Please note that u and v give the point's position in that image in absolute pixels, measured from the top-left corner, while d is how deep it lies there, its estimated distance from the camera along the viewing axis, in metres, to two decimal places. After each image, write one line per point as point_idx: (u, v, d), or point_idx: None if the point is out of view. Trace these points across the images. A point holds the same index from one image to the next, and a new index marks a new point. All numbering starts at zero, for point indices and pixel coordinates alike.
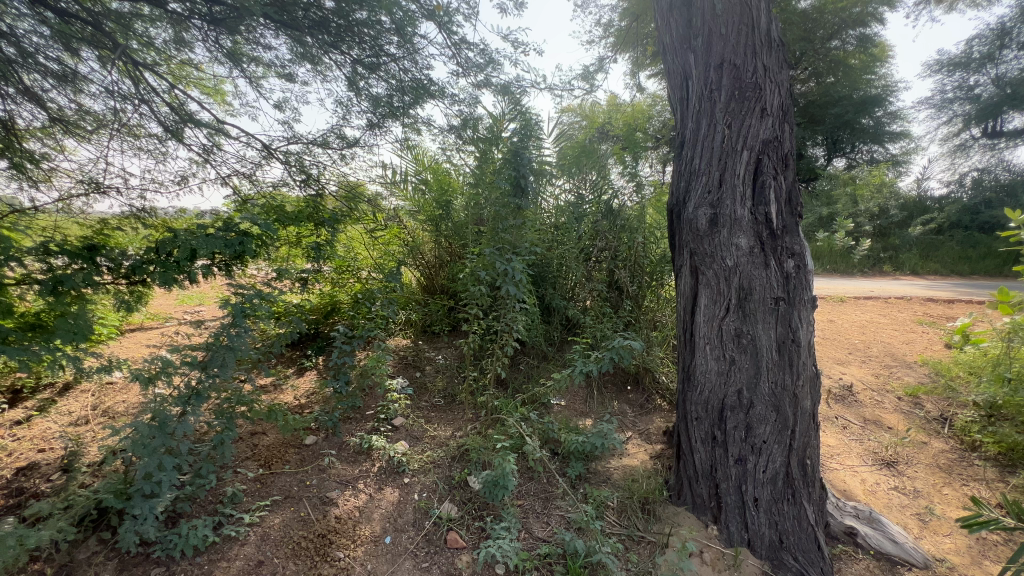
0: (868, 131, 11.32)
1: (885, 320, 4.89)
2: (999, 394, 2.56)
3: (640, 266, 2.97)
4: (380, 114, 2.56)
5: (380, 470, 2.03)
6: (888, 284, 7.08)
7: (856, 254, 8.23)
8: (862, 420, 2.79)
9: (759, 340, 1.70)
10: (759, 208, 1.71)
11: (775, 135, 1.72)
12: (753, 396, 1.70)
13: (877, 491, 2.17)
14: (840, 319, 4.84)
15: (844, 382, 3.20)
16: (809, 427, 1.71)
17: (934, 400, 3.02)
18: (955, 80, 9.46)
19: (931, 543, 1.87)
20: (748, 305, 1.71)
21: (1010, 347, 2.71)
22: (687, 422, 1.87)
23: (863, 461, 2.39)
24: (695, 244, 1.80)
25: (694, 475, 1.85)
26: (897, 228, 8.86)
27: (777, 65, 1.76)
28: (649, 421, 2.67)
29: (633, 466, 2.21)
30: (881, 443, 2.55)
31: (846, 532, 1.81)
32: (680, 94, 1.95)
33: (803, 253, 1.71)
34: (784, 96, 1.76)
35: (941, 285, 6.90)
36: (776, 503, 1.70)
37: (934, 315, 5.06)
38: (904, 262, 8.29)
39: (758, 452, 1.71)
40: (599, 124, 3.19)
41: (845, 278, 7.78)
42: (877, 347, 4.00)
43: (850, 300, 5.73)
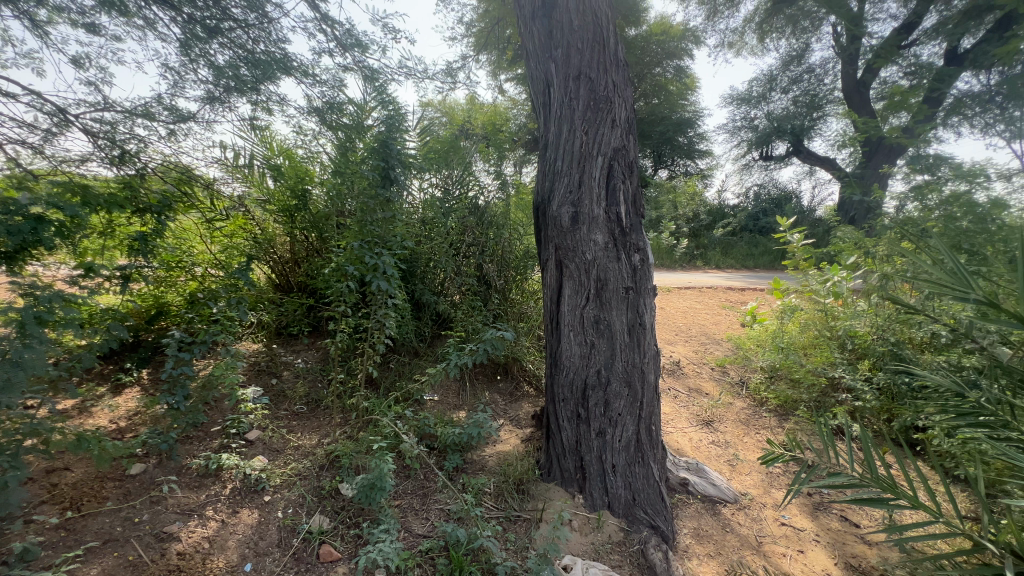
0: (684, 149, 13.49)
1: (700, 305, 5.93)
2: (776, 359, 3.31)
3: (506, 261, 3.12)
4: (224, 87, 2.24)
5: (233, 492, 1.81)
6: (701, 276, 8.58)
7: (678, 252, 9.79)
8: (687, 389, 3.35)
9: (613, 324, 1.92)
10: (612, 208, 1.92)
11: (623, 144, 1.95)
12: (609, 375, 1.92)
13: (701, 446, 2.62)
14: (668, 306, 5.71)
15: (673, 358, 3.80)
16: (653, 397, 1.99)
17: (735, 368, 3.75)
18: (741, 112, 11.82)
19: (739, 481, 2.34)
20: (605, 294, 1.92)
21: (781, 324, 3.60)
22: (555, 403, 2.03)
23: (690, 423, 2.88)
24: (559, 240, 1.96)
25: (562, 451, 2.02)
26: (705, 230, 10.76)
27: (623, 82, 2.00)
28: (519, 407, 2.83)
29: (506, 451, 2.32)
30: (702, 407, 3.09)
31: (681, 483, 2.16)
32: (544, 99, 2.10)
33: (647, 248, 1.97)
34: (630, 111, 2.00)
35: (736, 276, 8.61)
36: (630, 467, 1.94)
37: (732, 300, 6.28)
38: (710, 259, 10.11)
39: (614, 424, 1.92)
40: (460, 122, 3.29)
41: (670, 271, 9.19)
42: (695, 328, 4.83)
43: (674, 290, 6.80)
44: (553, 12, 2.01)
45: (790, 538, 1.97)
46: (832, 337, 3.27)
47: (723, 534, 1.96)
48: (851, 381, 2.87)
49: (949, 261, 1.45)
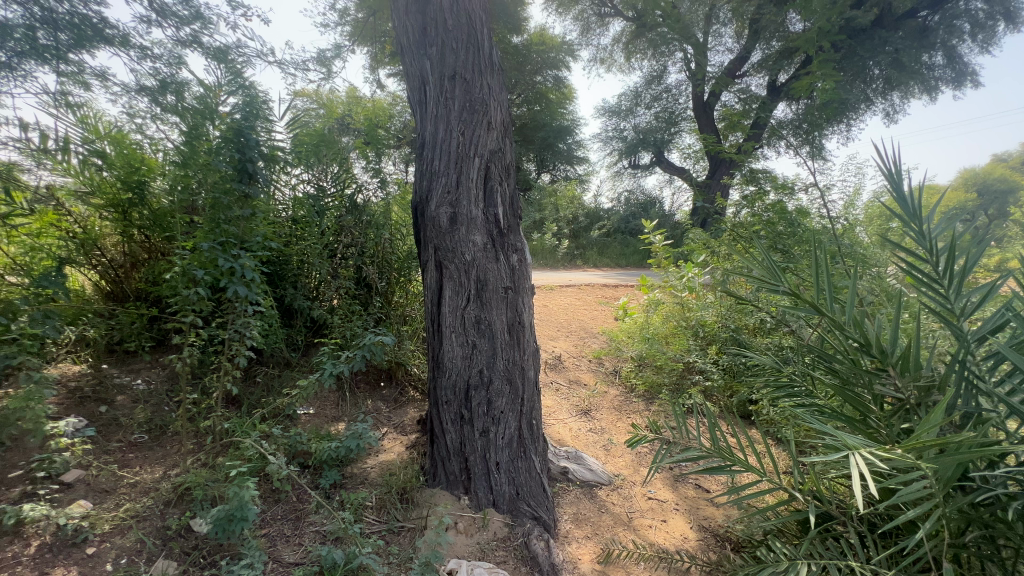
0: (564, 154, 14.29)
1: (579, 302, 6.33)
2: (643, 349, 3.66)
3: (388, 262, 3.00)
4: (14, 51, 1.81)
5: (42, 549, 1.48)
6: (580, 274, 9.18)
7: (560, 252, 10.36)
8: (568, 382, 3.56)
9: (494, 324, 1.94)
10: (490, 209, 1.95)
11: (499, 147, 1.99)
12: (491, 374, 1.94)
13: (580, 435, 2.79)
14: (551, 303, 6.00)
15: (555, 353, 4.01)
16: (534, 392, 2.06)
17: (610, 359, 4.07)
18: (613, 123, 12.91)
19: (612, 464, 2.53)
20: (485, 294, 1.94)
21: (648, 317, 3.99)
22: (439, 406, 2.01)
23: (570, 414, 3.05)
24: (438, 240, 1.94)
25: (447, 454, 2.01)
26: (584, 231, 11.52)
27: (499, 86, 2.04)
28: (404, 413, 2.74)
29: (389, 461, 2.23)
30: (580, 397, 3.30)
31: (561, 472, 2.27)
32: (420, 98, 2.06)
33: (524, 248, 2.04)
34: (505, 115, 2.05)
35: (611, 274, 9.37)
36: (513, 462, 1.98)
37: (607, 296, 6.83)
38: (589, 258, 10.87)
39: (497, 422, 1.95)
40: (337, 115, 3.07)
41: (553, 270, 9.68)
42: (575, 323, 5.15)
43: (557, 288, 7.18)
44: (427, 9, 1.97)
45: (655, 510, 2.18)
46: (687, 326, 3.71)
47: (599, 515, 2.11)
48: (702, 364, 3.28)
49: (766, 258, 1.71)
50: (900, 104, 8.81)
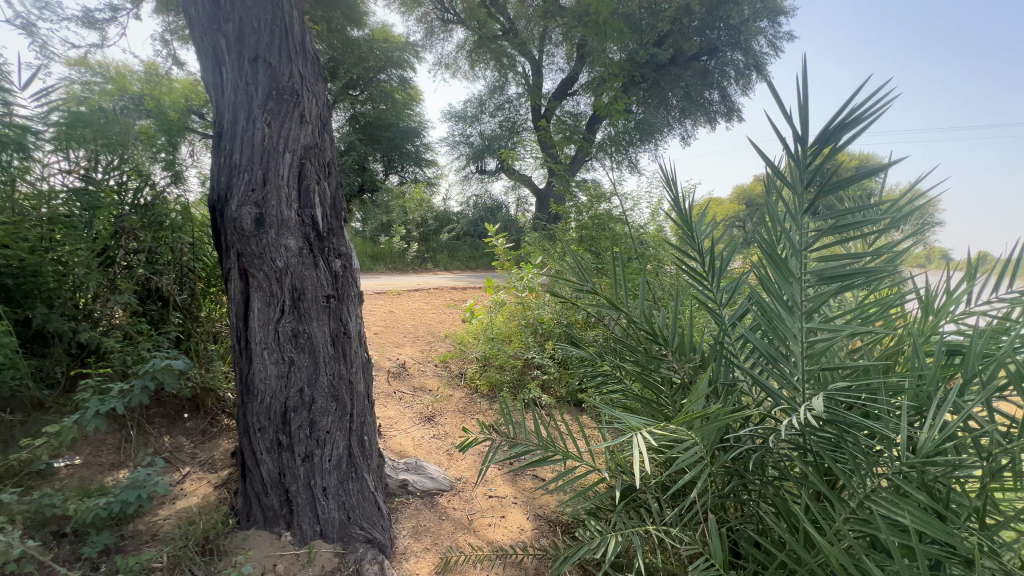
0: (411, 156, 14.05)
1: (427, 305, 6.26)
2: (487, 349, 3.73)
3: (190, 271, 2.54)
4: None
5: None
6: (429, 277, 9.10)
7: (409, 255, 10.11)
8: (412, 389, 3.46)
9: (315, 337, 1.77)
10: (305, 210, 1.76)
11: (315, 143, 1.82)
12: (313, 393, 1.76)
13: (422, 443, 2.73)
14: (397, 309, 5.80)
15: (399, 361, 3.87)
16: (364, 407, 1.93)
17: (456, 361, 4.09)
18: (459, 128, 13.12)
19: (455, 467, 2.53)
20: (302, 305, 1.75)
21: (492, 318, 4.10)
22: (251, 435, 1.76)
23: (413, 422, 2.97)
24: (242, 245, 1.69)
25: (263, 488, 1.77)
26: (434, 234, 11.45)
27: (313, 76, 1.85)
28: (214, 446, 2.35)
29: (190, 507, 1.88)
30: (424, 404, 3.24)
31: (400, 485, 2.19)
32: (214, 81, 1.78)
33: (348, 253, 1.89)
34: (322, 108, 1.88)
35: (460, 276, 9.49)
36: (343, 485, 1.83)
37: (455, 298, 6.88)
38: (439, 261, 10.85)
39: (322, 443, 1.78)
40: (126, 92, 2.51)
41: (402, 274, 9.37)
42: (422, 328, 5.06)
43: (405, 292, 6.99)
44: None
45: (494, 507, 2.23)
46: (526, 325, 3.92)
47: (439, 523, 2.08)
48: (540, 359, 3.49)
49: (575, 260, 1.86)
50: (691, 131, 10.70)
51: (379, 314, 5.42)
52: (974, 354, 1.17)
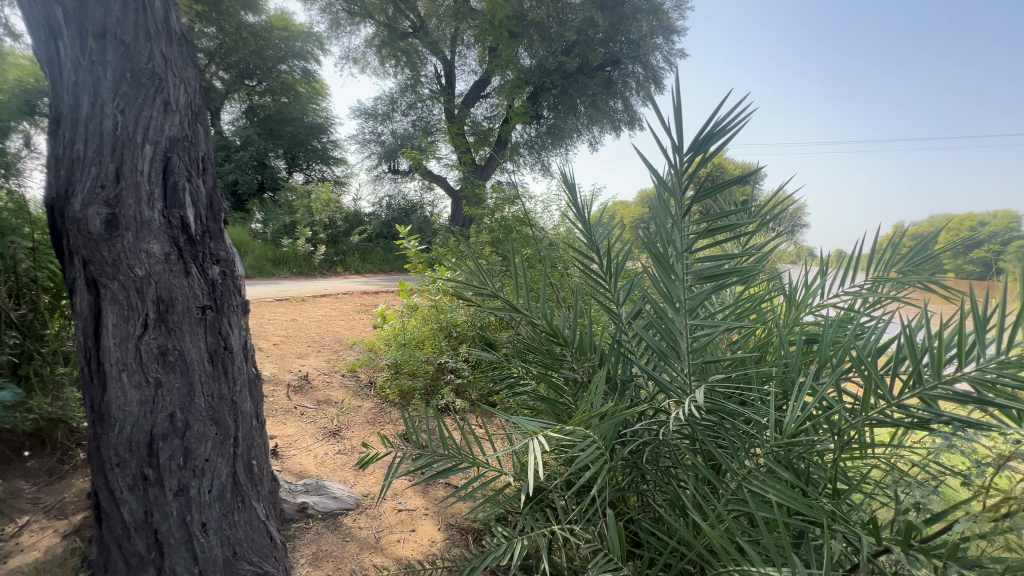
0: (317, 153, 13.24)
1: (335, 312, 5.91)
2: (398, 356, 3.58)
3: (30, 282, 2.14)
4: None
5: None
6: (339, 282, 8.61)
7: (316, 258, 9.49)
8: (316, 403, 3.23)
9: (187, 354, 1.55)
10: (172, 211, 1.53)
11: (184, 134, 1.60)
12: (187, 419, 1.54)
13: (326, 460, 2.56)
14: (301, 317, 5.40)
15: (301, 373, 3.60)
16: (251, 428, 1.75)
17: (365, 370, 3.89)
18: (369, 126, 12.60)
19: (362, 484, 2.39)
20: (171, 318, 1.52)
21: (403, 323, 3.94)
22: (107, 471, 1.52)
23: (315, 439, 2.77)
24: (89, 252, 1.45)
25: (125, 531, 1.54)
26: (343, 236, 10.86)
27: (181, 58, 1.62)
28: (65, 487, 2.00)
29: (28, 564, 1.58)
30: (329, 418, 3.04)
31: (298, 510, 2.03)
32: (50, 57, 1.50)
33: (229, 259, 1.69)
34: (193, 95, 1.65)
35: (373, 280, 9.09)
36: (226, 517, 1.64)
37: (367, 303, 6.58)
38: (350, 265, 10.31)
39: (200, 474, 1.57)
40: None
41: (309, 279, 8.75)
42: (329, 336, 4.76)
43: (311, 298, 6.54)
44: None
45: (404, 521, 2.14)
46: (439, 328, 3.84)
47: (342, 546, 1.95)
48: (453, 363, 3.42)
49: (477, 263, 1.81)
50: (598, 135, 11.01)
51: (280, 323, 5.01)
52: (827, 342, 1.33)
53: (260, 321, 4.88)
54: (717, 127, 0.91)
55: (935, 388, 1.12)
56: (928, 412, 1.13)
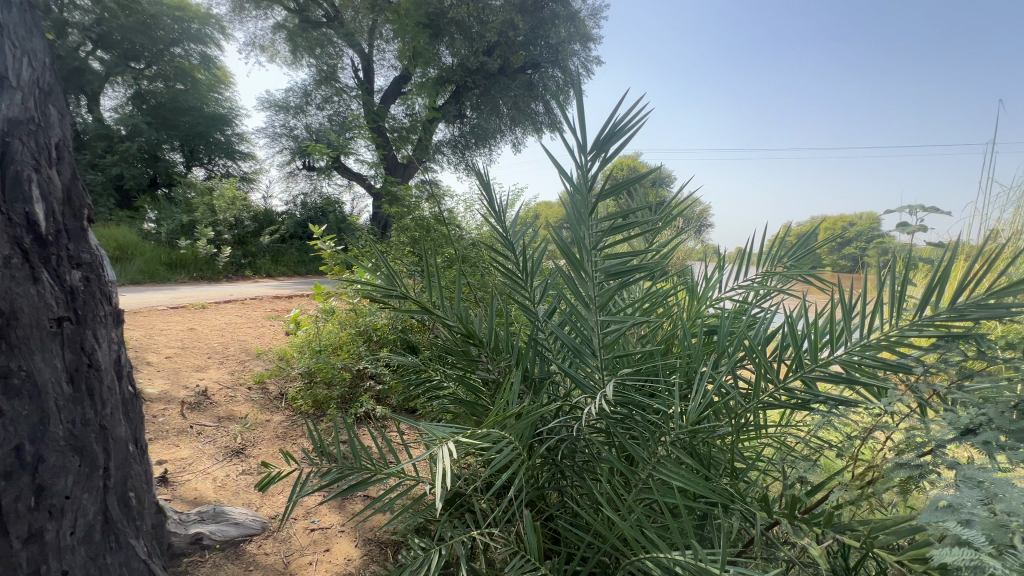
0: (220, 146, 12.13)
1: (241, 319, 5.42)
2: (312, 363, 3.32)
3: None
4: None
5: None
6: (246, 286, 7.93)
7: (220, 261, 8.66)
8: (216, 420, 2.93)
9: (40, 376, 1.28)
10: (14, 205, 1.25)
11: (27, 115, 1.32)
12: (39, 452, 1.28)
13: (227, 482, 2.32)
14: (200, 326, 4.89)
15: (199, 388, 3.24)
16: (127, 456, 1.54)
17: (275, 381, 3.60)
18: (279, 119, 11.78)
19: (269, 505, 2.20)
20: (14, 333, 1.24)
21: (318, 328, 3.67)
22: None
23: (215, 460, 2.50)
24: None
25: None
26: (252, 237, 10.03)
27: (22, 23, 1.34)
28: None
29: None
30: (231, 436, 2.76)
31: (191, 542, 1.81)
32: None
33: (93, 264, 1.46)
34: (39, 68, 1.38)
35: (287, 284, 8.48)
36: (95, 562, 1.42)
37: (278, 309, 6.11)
38: (260, 268, 9.54)
39: (59, 515, 1.33)
40: None
41: (211, 283, 7.97)
42: (234, 346, 4.36)
43: (213, 305, 5.95)
44: None
45: (317, 542, 1.99)
46: (356, 332, 3.65)
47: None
48: (372, 368, 3.20)
49: (384, 262, 1.70)
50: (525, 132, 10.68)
51: (175, 333, 4.50)
52: (723, 333, 1.42)
53: (150, 332, 4.35)
54: (619, 126, 0.91)
55: (813, 370, 1.23)
56: (808, 394, 1.24)
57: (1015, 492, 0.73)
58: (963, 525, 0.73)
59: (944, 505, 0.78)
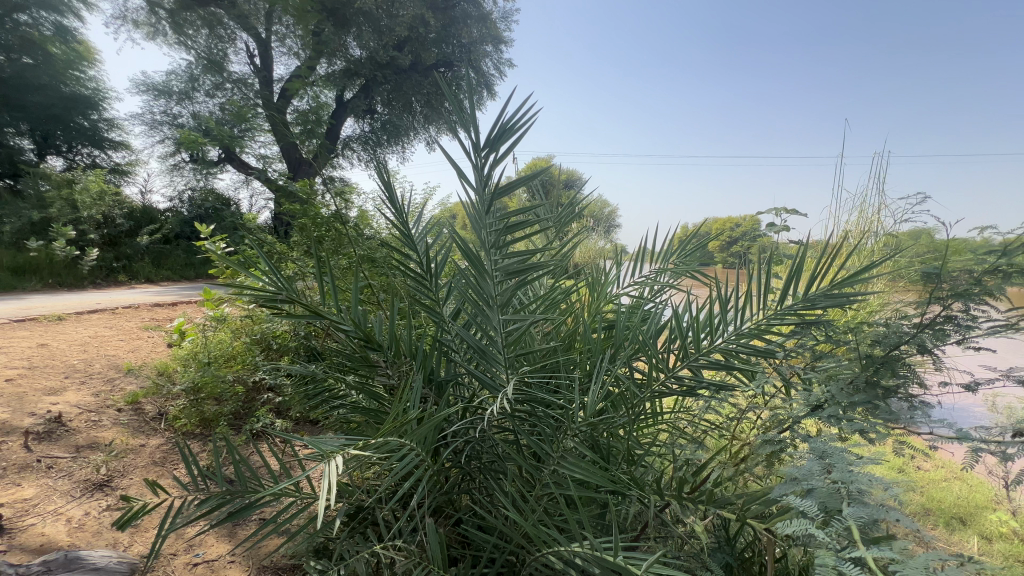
0: (83, 132, 10.50)
1: (111, 331, 4.72)
2: (197, 378, 2.81)
3: None
4: None
5: None
6: (119, 294, 6.93)
7: (85, 265, 7.48)
8: (74, 451, 2.51)
9: None
10: None
11: None
12: None
13: (86, 522, 1.99)
14: (55, 341, 4.17)
15: (51, 415, 2.76)
16: None
17: (152, 401, 3.17)
18: (159, 104, 10.45)
19: (141, 543, 1.92)
20: None
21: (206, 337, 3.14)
22: None
23: (71, 497, 2.14)
24: None
25: None
26: (126, 237, 8.79)
27: None
28: None
29: None
30: (93, 467, 2.38)
31: None
32: None
33: None
34: None
35: (171, 290, 7.54)
36: None
37: (159, 318, 5.41)
38: (137, 273, 8.39)
39: None
40: None
41: (73, 292, 6.86)
42: (100, 363, 3.77)
43: (74, 316, 5.12)
44: None
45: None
46: (252, 342, 3.14)
47: None
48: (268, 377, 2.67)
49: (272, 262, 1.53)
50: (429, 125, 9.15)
51: (21, 351, 3.80)
52: (620, 327, 1.48)
53: None
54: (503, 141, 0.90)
55: (698, 359, 1.33)
56: (693, 380, 1.34)
57: (847, 461, 0.84)
58: (809, 493, 0.82)
59: (793, 478, 0.87)
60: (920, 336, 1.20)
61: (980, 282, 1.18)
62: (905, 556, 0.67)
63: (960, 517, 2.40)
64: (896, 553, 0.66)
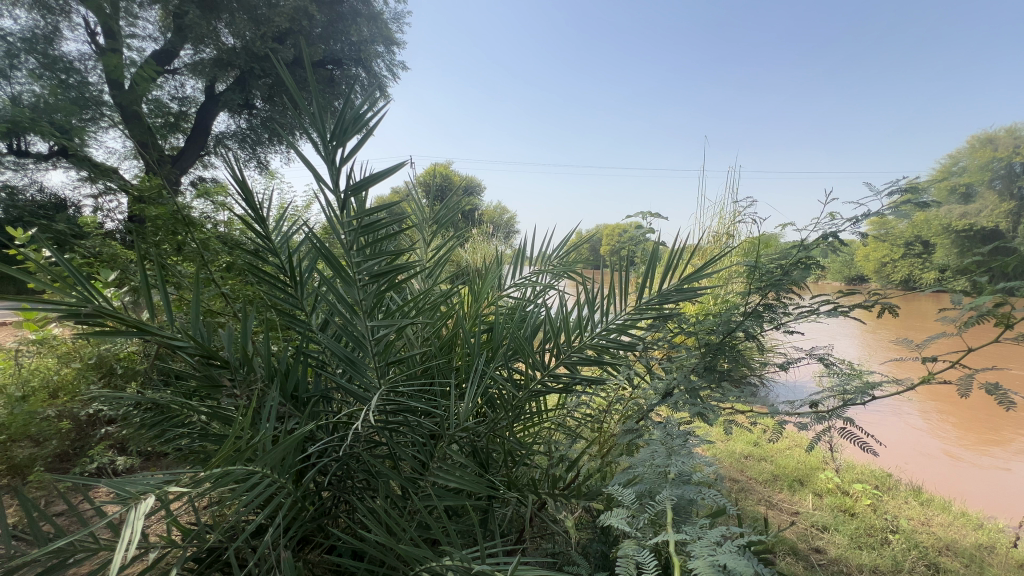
0: None
1: None
2: (13, 411, 1.95)
3: None
4: None
5: None
6: None
7: None
8: None
9: None
10: None
11: None
12: None
13: None
14: None
15: None
16: None
17: None
18: None
19: None
20: None
21: (18, 366, 2.25)
22: None
23: None
24: None
25: None
26: None
27: None
28: None
29: None
30: None
31: None
32: None
33: None
34: None
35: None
36: None
37: None
38: None
39: None
40: None
41: None
42: None
43: None
44: None
45: None
46: (88, 366, 2.32)
47: None
48: (108, 412, 2.04)
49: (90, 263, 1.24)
50: (275, 143, 3.35)
51: None
52: (498, 328, 1.45)
53: None
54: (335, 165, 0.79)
55: (571, 355, 1.35)
56: (568, 377, 1.35)
57: (675, 448, 0.90)
58: (639, 482, 0.86)
59: (632, 470, 0.92)
60: (748, 323, 1.36)
61: (788, 274, 1.37)
62: (706, 532, 0.72)
63: (800, 478, 2.79)
64: (694, 533, 0.71)
